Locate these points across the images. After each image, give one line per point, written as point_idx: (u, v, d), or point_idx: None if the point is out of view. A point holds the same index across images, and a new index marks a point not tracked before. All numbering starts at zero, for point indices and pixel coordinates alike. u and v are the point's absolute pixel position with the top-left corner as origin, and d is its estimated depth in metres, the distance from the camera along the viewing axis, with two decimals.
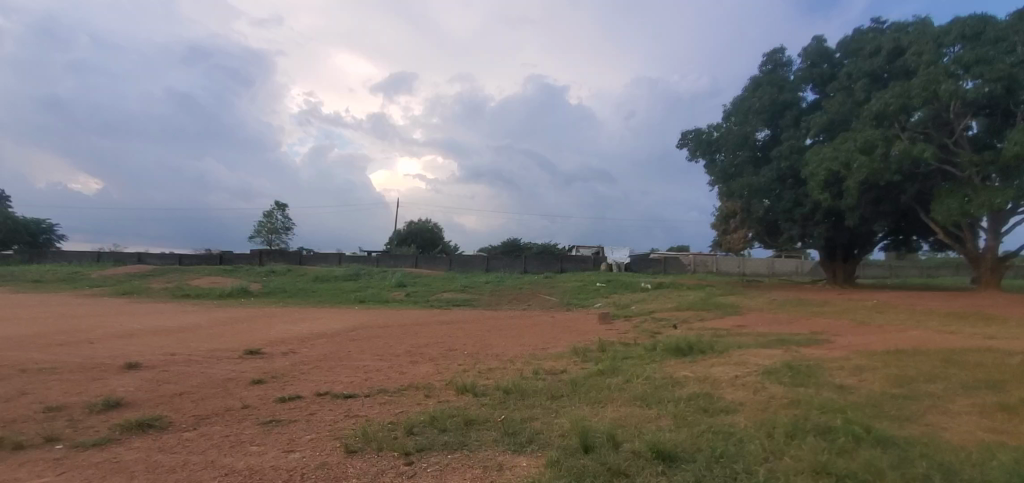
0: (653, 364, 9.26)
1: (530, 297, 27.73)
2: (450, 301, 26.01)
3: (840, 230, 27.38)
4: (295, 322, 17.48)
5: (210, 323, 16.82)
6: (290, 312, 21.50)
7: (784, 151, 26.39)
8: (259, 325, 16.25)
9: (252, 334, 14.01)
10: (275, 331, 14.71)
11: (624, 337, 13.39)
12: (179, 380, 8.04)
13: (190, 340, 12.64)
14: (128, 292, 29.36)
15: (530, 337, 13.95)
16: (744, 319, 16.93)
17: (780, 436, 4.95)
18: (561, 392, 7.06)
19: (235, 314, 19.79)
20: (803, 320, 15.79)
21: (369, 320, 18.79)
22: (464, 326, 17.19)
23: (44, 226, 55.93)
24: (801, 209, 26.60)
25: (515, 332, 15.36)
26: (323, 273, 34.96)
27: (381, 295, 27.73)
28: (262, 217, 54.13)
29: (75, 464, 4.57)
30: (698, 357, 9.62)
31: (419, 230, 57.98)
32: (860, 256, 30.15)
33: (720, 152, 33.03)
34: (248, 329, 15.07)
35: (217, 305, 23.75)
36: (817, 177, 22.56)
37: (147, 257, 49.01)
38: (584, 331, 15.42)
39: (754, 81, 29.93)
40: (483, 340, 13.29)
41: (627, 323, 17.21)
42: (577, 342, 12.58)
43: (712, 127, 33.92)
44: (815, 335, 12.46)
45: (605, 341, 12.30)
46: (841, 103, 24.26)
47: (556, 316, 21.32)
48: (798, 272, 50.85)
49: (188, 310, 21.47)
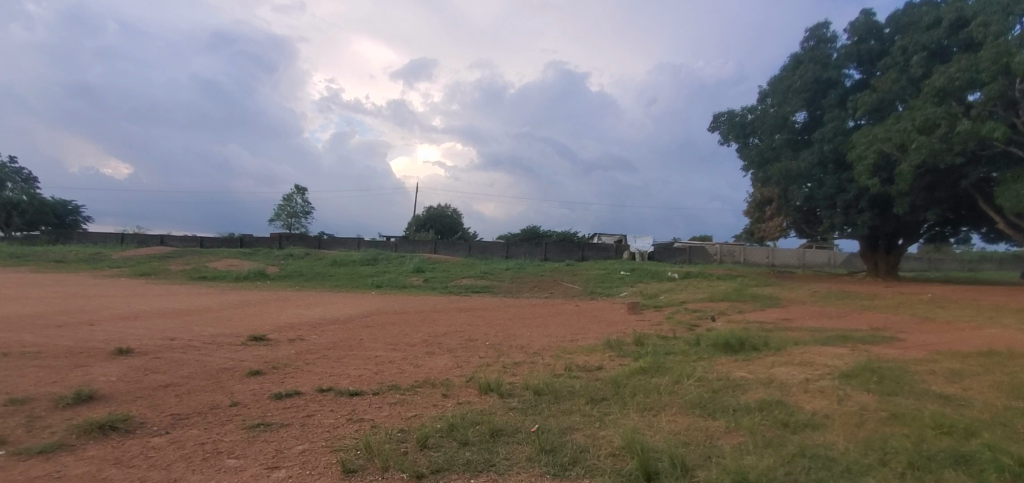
0: (701, 361, 8.14)
1: (552, 284, 26.69)
2: (469, 288, 25.11)
3: (885, 219, 25.46)
4: (309, 307, 16.77)
5: (222, 306, 16.23)
6: (305, 296, 20.87)
7: (827, 133, 24.56)
8: (271, 309, 15.54)
9: (262, 318, 13.27)
10: (287, 316, 13.97)
11: (659, 329, 12.26)
12: (170, 368, 7.22)
13: (196, 324, 11.92)
14: (148, 273, 29.26)
15: (556, 328, 12.89)
16: (788, 312, 15.54)
17: (904, 470, 3.79)
18: (603, 395, 5.98)
19: (249, 297, 19.22)
20: (855, 315, 14.41)
21: (385, 305, 17.97)
22: (484, 314, 16.23)
23: (72, 208, 56.97)
24: (844, 196, 24.79)
25: (538, 322, 14.34)
26: (341, 257, 34.43)
27: (399, 280, 27.03)
28: (282, 200, 53.96)
29: (7, 479, 3.73)
30: (752, 355, 8.44)
31: (438, 216, 57.26)
32: (904, 247, 28.17)
33: (755, 135, 31.27)
34: (259, 313, 14.35)
35: (232, 288, 23.30)
36: (867, 160, 20.79)
37: (170, 239, 49.38)
38: (614, 322, 14.30)
39: (795, 59, 27.99)
40: (506, 330, 12.27)
41: (659, 315, 16.02)
42: (609, 333, 11.50)
43: (746, 109, 32.14)
44: (877, 332, 11.13)
45: (641, 334, 11.18)
46: (893, 80, 22.35)
47: (581, 305, 20.26)
48: (830, 263, 48.68)
49: (203, 292, 21.01)
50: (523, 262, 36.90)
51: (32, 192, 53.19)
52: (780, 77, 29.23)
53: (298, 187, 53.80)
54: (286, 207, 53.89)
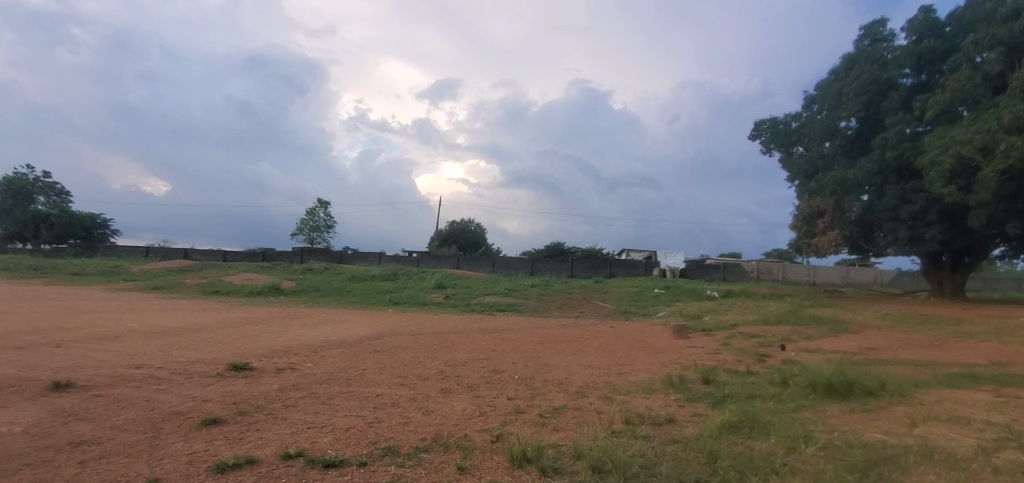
0: (805, 415, 6.08)
1: (582, 302, 24.64)
2: (492, 306, 23.21)
3: (957, 233, 22.66)
4: (317, 326, 15.15)
5: (223, 324, 14.75)
6: (316, 313, 19.32)
7: (890, 138, 22.10)
8: (273, 329, 13.93)
9: (259, 340, 11.68)
10: (287, 337, 12.31)
11: (721, 360, 10.18)
12: (99, 415, 5.83)
13: (179, 347, 10.39)
14: (161, 287, 28.29)
15: (596, 356, 10.91)
16: (869, 339, 13.11)
17: None
18: (693, 476, 4.09)
19: (255, 314, 17.75)
20: (954, 344, 12.03)
21: (401, 325, 16.24)
22: (511, 337, 14.30)
23: (100, 222, 57.35)
24: (908, 208, 22.20)
25: (574, 348, 12.34)
26: (360, 272, 33.04)
27: (418, 297, 25.32)
28: (304, 214, 53.21)
29: None
30: (873, 406, 6.32)
31: (461, 230, 55.73)
32: (976, 265, 25.07)
33: (802, 143, 28.95)
34: (257, 334, 12.75)
35: (241, 303, 21.94)
36: (943, 165, 18.54)
37: (193, 253, 49.16)
38: (664, 349, 12.17)
39: (847, 60, 25.68)
40: (538, 359, 10.34)
41: (711, 341, 13.82)
42: (663, 366, 9.49)
43: (791, 115, 29.90)
44: (1006, 368, 8.85)
45: (705, 367, 9.09)
46: (966, 77, 19.83)
47: (616, 326, 18.21)
48: (877, 281, 45.06)
49: (210, 308, 19.66)
50: (549, 279, 34.92)
51: (62, 206, 53.77)
52: (831, 80, 26.94)
53: (321, 201, 53.02)
54: (308, 221, 53.13)
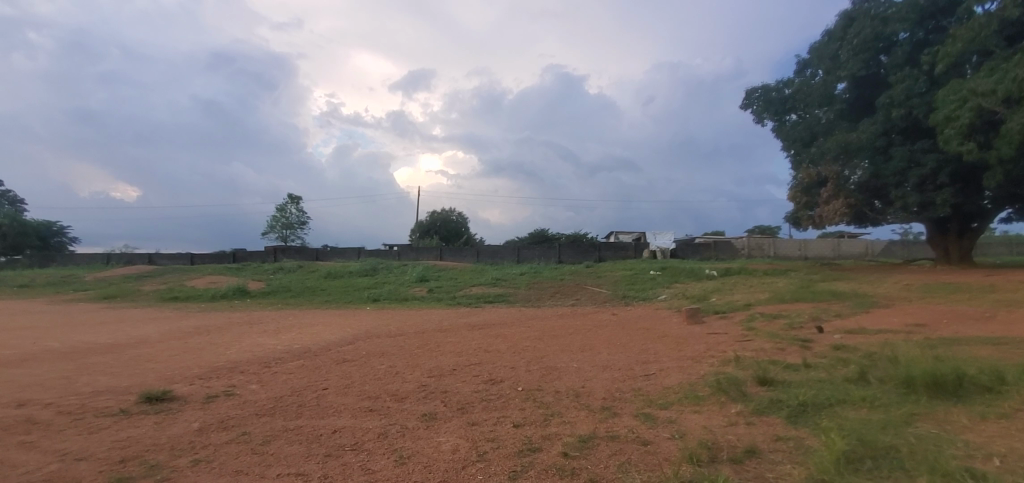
0: (929, 430, 4.47)
1: (576, 289, 22.99)
2: (480, 298, 21.33)
3: (968, 196, 21.57)
4: (279, 332, 13.10)
5: (167, 336, 12.59)
6: (284, 315, 17.23)
7: (897, 96, 20.77)
8: (225, 339, 11.84)
9: (200, 355, 9.63)
10: (239, 349, 10.32)
11: (759, 350, 8.57)
12: None
13: (93, 371, 8.31)
14: (114, 295, 25.65)
15: (609, 352, 9.15)
16: (909, 314, 11.69)
17: None
18: None
19: (213, 321, 15.62)
20: (1010, 315, 10.64)
21: (378, 326, 14.28)
22: (504, 333, 12.46)
23: (56, 229, 53.61)
24: (918, 170, 21.01)
25: (580, 343, 10.53)
26: (336, 268, 30.77)
27: (399, 292, 23.32)
28: (275, 211, 50.35)
29: None
30: (1007, 412, 4.76)
31: (442, 221, 53.52)
32: (981, 230, 24.09)
33: (797, 109, 27.62)
34: (204, 346, 10.71)
35: (200, 309, 19.67)
36: (961, 120, 17.66)
37: (158, 257, 46.09)
38: (684, 339, 10.48)
39: (844, 18, 24.29)
40: (541, 360, 8.55)
41: (731, 325, 12.21)
42: (696, 363, 7.80)
43: (784, 81, 28.52)
44: None
45: (751, 362, 7.41)
46: (981, 25, 18.49)
47: (618, 313, 16.55)
48: (868, 252, 44.33)
49: (162, 317, 17.39)
50: (537, 266, 33.14)
51: (12, 213, 49.92)
52: (827, 39, 25.54)
53: (291, 196, 50.17)
54: (280, 218, 50.34)
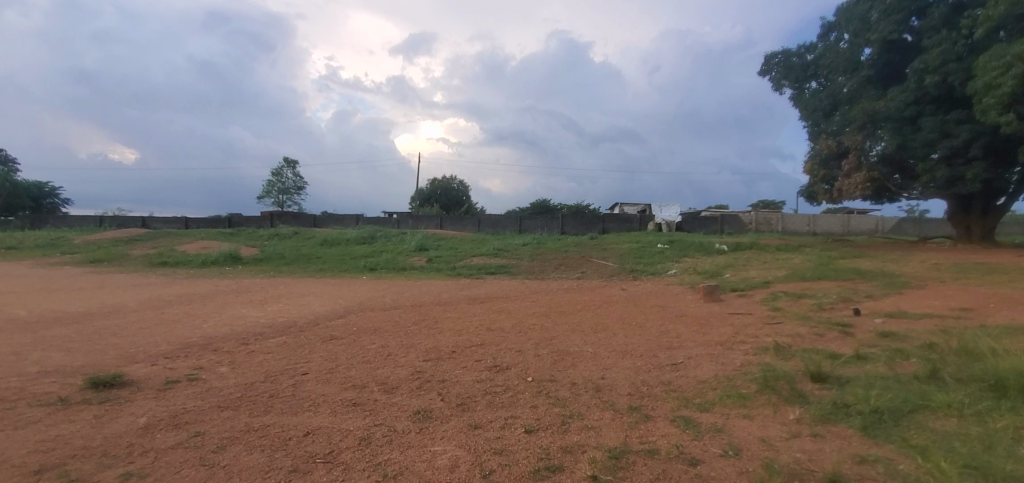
0: None
1: (581, 261, 22.08)
2: (481, 269, 20.43)
3: (1000, 171, 20.35)
4: (266, 303, 12.21)
5: (146, 305, 11.70)
6: (274, 284, 16.32)
7: (932, 61, 19.34)
8: (206, 309, 10.95)
9: (173, 329, 8.73)
10: (218, 322, 9.43)
11: (794, 336, 7.66)
12: None
13: (48, 346, 7.42)
14: (102, 259, 24.72)
15: (625, 334, 8.25)
16: (947, 296, 10.76)
17: None
18: None
19: (198, 289, 14.72)
20: None
21: (373, 297, 13.39)
22: (508, 308, 11.57)
23: (48, 190, 52.27)
24: (949, 142, 19.75)
25: (591, 322, 9.65)
26: (333, 235, 29.81)
27: (396, 261, 22.39)
28: (271, 175, 49.01)
29: None
30: None
31: (443, 189, 52.28)
32: (1007, 208, 22.97)
33: (819, 76, 26.10)
34: (180, 318, 9.82)
35: (188, 275, 18.78)
36: (1003, 88, 16.32)
37: (152, 220, 45.07)
38: (705, 319, 9.58)
39: None
40: (550, 343, 7.63)
41: (753, 305, 11.31)
42: (728, 350, 6.88)
43: (806, 45, 26.90)
44: None
45: (792, 352, 6.50)
46: None
47: (628, 288, 15.66)
48: (879, 229, 43.18)
49: (147, 283, 16.52)
50: (540, 236, 32.16)
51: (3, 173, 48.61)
52: None
53: (288, 160, 48.73)
54: (276, 183, 49.08)
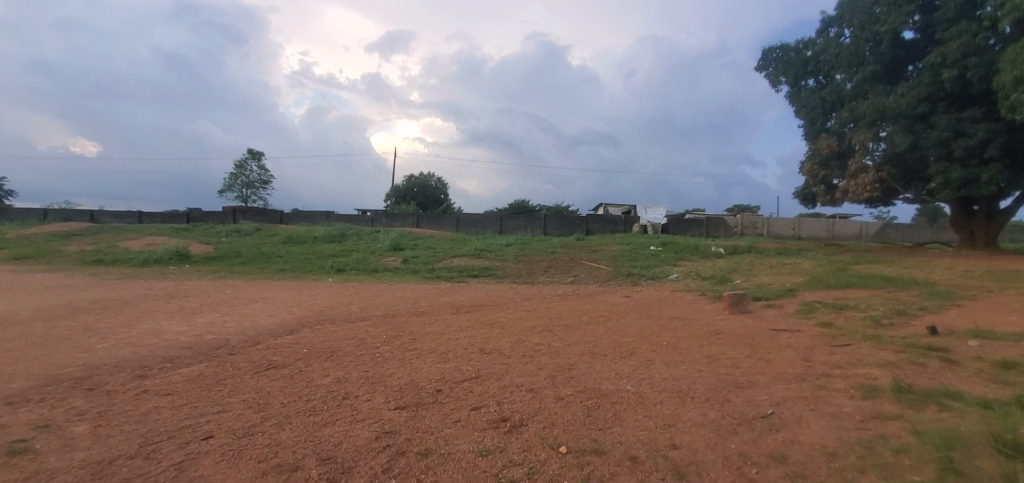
0: None
1: (572, 264, 20.15)
2: (463, 271, 18.29)
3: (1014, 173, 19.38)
4: (200, 312, 9.84)
5: (41, 314, 9.21)
6: (221, 287, 13.86)
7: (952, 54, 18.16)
8: (117, 321, 8.55)
9: (49, 353, 6.35)
10: (120, 340, 7.10)
11: (890, 365, 5.84)
12: None
13: None
14: (29, 255, 21.65)
15: (664, 361, 6.30)
16: (1017, 309, 9.16)
17: None
18: None
19: (120, 294, 12.14)
20: None
21: (335, 305, 11.14)
22: (500, 320, 9.50)
23: None
24: (965, 141, 18.63)
25: (610, 340, 7.68)
26: (299, 232, 27.19)
27: (368, 261, 20.02)
28: (234, 168, 45.65)
29: None
30: None
31: (419, 186, 49.78)
32: (1011, 212, 22.07)
33: (818, 72, 24.93)
34: (72, 335, 7.40)
35: (121, 275, 16.07)
36: None
37: (101, 214, 41.35)
38: (750, 339, 7.68)
39: None
40: (570, 375, 5.62)
41: (791, 318, 9.54)
42: (821, 389, 4.99)
43: (803, 41, 25.73)
44: None
45: (920, 395, 4.62)
46: None
47: (632, 295, 13.76)
48: (863, 235, 42.60)
49: (66, 284, 13.83)
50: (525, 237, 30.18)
51: None
52: None
53: (252, 152, 45.40)
54: (238, 176, 45.78)
